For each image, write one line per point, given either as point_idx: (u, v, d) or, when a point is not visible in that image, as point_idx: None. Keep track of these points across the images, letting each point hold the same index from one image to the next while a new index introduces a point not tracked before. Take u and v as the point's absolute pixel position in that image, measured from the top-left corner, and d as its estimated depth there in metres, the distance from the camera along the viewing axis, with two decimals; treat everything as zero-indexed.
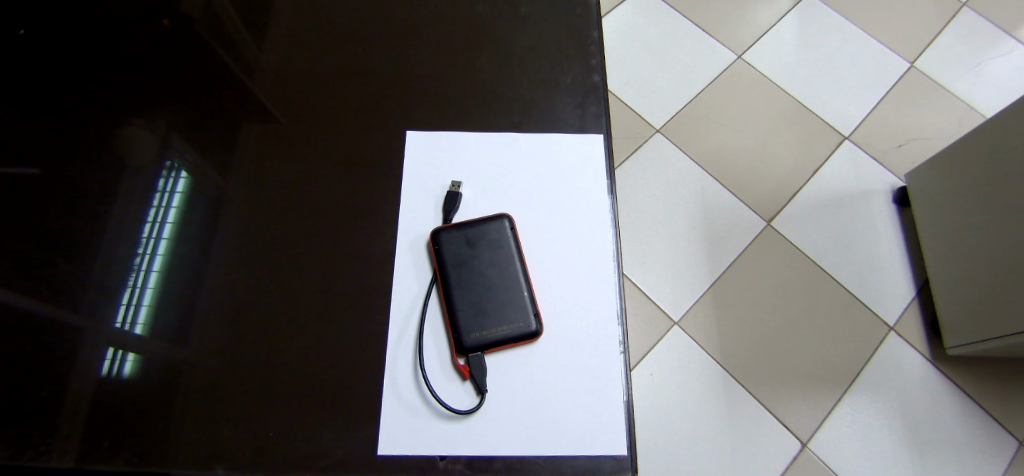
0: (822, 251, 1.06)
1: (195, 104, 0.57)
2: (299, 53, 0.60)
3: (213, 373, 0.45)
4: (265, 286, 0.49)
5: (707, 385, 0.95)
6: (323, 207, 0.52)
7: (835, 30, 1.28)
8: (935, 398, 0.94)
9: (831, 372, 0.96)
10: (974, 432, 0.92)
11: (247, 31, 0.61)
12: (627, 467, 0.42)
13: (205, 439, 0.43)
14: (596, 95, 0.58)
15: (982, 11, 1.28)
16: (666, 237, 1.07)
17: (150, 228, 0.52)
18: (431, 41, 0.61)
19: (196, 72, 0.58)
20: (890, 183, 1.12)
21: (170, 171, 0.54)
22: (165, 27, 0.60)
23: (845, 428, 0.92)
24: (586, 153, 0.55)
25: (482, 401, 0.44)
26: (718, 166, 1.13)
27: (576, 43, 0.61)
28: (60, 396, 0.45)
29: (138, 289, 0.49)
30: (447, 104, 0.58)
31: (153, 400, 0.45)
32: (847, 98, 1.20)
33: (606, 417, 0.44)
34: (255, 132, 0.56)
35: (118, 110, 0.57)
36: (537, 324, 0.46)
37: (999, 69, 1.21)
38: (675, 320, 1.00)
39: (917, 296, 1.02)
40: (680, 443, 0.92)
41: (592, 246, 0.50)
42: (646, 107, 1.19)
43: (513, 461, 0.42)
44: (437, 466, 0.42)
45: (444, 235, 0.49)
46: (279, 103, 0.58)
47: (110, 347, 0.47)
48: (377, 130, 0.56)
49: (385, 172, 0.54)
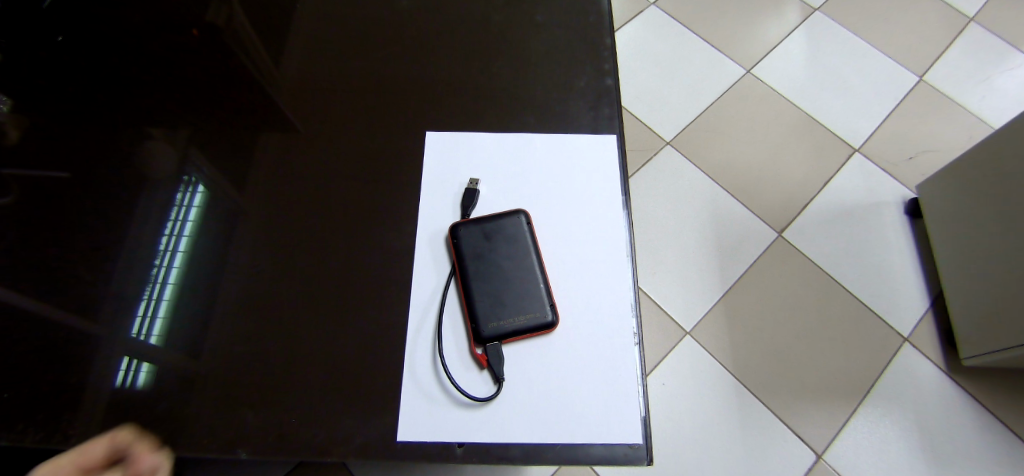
0: (833, 264, 1.05)
1: (216, 115, 0.59)
2: (323, 62, 0.63)
3: (229, 371, 0.46)
4: (284, 284, 0.50)
5: (719, 396, 0.94)
6: (341, 208, 0.54)
7: (843, 45, 1.29)
8: (953, 412, 0.92)
9: (845, 384, 0.95)
10: (995, 444, 0.90)
11: (269, 42, 0.64)
12: (641, 457, 0.43)
13: (223, 429, 0.44)
14: (609, 98, 0.60)
15: (990, 26, 1.29)
16: (676, 247, 1.07)
17: (166, 241, 0.53)
18: (449, 48, 0.64)
19: (221, 84, 0.61)
20: (902, 194, 1.12)
21: (188, 185, 0.56)
22: (192, 37, 0.63)
23: (861, 440, 0.91)
24: (600, 152, 0.56)
25: (500, 389, 0.44)
26: (729, 178, 1.14)
27: (589, 49, 0.63)
28: (76, 403, 0.46)
29: (154, 301, 0.50)
30: (465, 107, 0.60)
31: (169, 403, 0.46)
32: (857, 111, 1.21)
33: (621, 407, 0.44)
34: (275, 139, 0.58)
35: (142, 120, 0.59)
36: (552, 315, 0.46)
37: (1008, 82, 1.22)
38: (687, 330, 1.00)
39: (931, 305, 1.02)
40: (689, 455, 0.90)
41: (605, 243, 0.51)
42: (656, 119, 1.21)
43: (530, 448, 0.43)
44: (454, 453, 0.43)
45: (462, 229, 0.50)
46: (299, 110, 0.60)
47: (126, 357, 0.48)
48: (397, 133, 0.58)
49: (403, 176, 0.56)
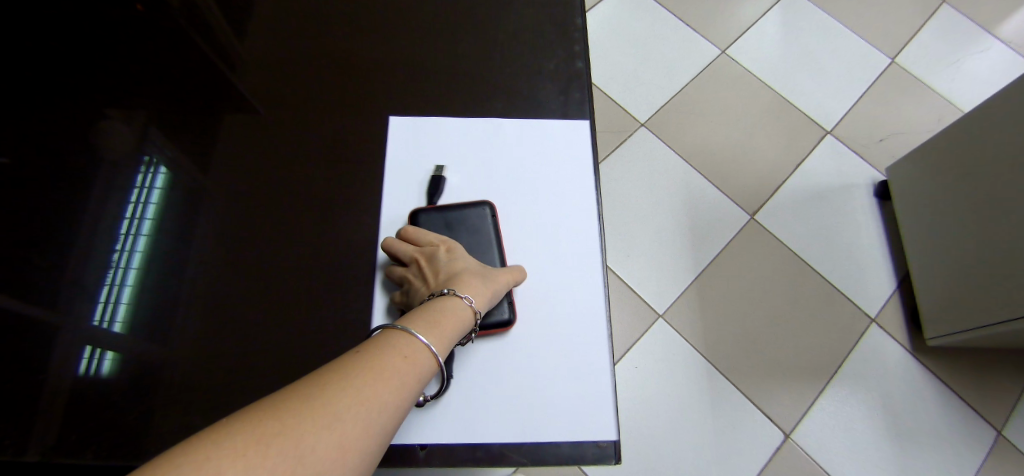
0: (807, 245, 1.07)
1: (172, 95, 0.55)
2: (280, 41, 0.59)
3: (196, 366, 0.45)
4: (257, 276, 0.49)
5: (692, 378, 0.96)
6: (311, 195, 0.52)
7: (817, 26, 1.29)
8: (916, 390, 0.96)
9: (816, 363, 0.97)
10: (953, 419, 0.94)
11: (222, 17, 0.59)
12: (610, 455, 0.43)
13: (189, 428, 0.43)
14: (580, 82, 0.58)
15: (961, 8, 1.30)
16: (652, 231, 1.07)
17: (128, 225, 0.50)
18: (416, 26, 0.61)
19: (173, 65, 0.56)
20: (872, 177, 1.13)
21: (149, 166, 0.52)
22: (138, 13, 0.58)
23: (828, 418, 0.93)
24: (574, 139, 0.55)
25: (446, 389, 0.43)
26: (704, 161, 1.13)
27: (559, 30, 0.61)
28: (33, 395, 0.43)
29: (116, 286, 0.47)
30: (431, 90, 0.57)
31: (134, 397, 0.44)
32: (830, 93, 1.21)
33: (593, 404, 0.44)
34: (239, 121, 0.55)
35: (87, 101, 0.54)
36: (509, 315, 0.45)
37: (976, 65, 1.24)
38: (661, 313, 1.00)
39: (898, 287, 1.04)
40: (663, 437, 0.92)
41: (577, 234, 0.51)
42: (631, 101, 1.19)
43: (495, 448, 0.42)
44: (416, 454, 0.42)
45: (423, 214, 0.49)
46: (259, 92, 0.56)
47: (89, 345, 0.45)
48: (364, 117, 0.56)
49: (371, 165, 0.53)
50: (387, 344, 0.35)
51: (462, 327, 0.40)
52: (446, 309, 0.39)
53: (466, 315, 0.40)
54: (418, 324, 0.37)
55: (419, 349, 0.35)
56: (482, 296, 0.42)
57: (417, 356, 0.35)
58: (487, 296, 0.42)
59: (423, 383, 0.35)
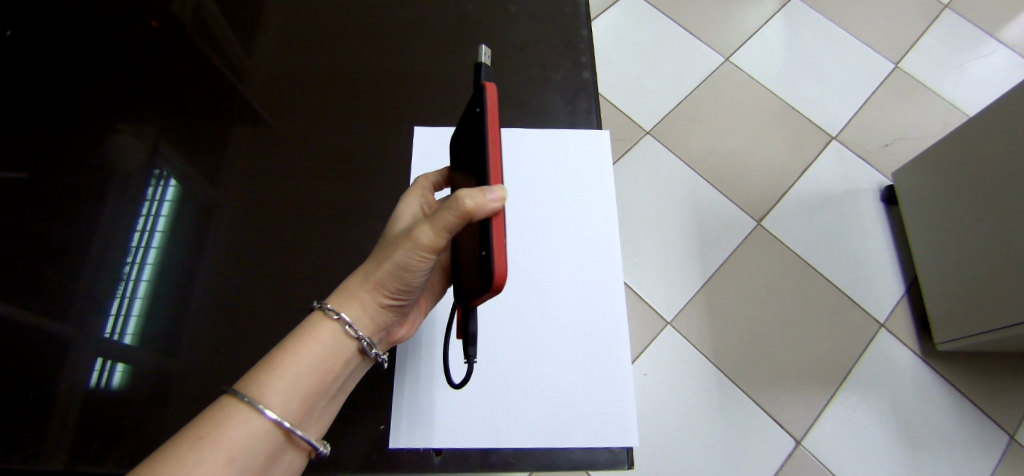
0: (812, 251, 1.07)
1: (184, 110, 0.56)
2: (292, 56, 0.60)
3: (205, 376, 0.46)
4: (265, 287, 0.49)
5: (701, 385, 0.95)
6: (319, 206, 0.53)
7: (820, 33, 1.30)
8: (927, 395, 0.95)
9: (824, 370, 0.97)
10: (966, 425, 0.93)
11: (234, 32, 0.60)
12: (622, 460, 0.45)
13: None
14: (587, 92, 0.59)
15: (965, 13, 1.30)
16: (658, 238, 1.07)
17: (139, 237, 0.51)
18: (425, 39, 0.62)
19: (186, 81, 0.57)
20: (877, 182, 1.13)
21: (160, 179, 0.53)
22: (151, 29, 0.59)
23: (838, 425, 0.93)
24: (589, 150, 0.57)
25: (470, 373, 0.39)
26: (709, 168, 1.14)
27: (565, 40, 0.62)
28: (47, 407, 0.44)
29: (127, 299, 0.48)
30: (440, 102, 0.58)
31: (144, 408, 0.45)
32: (834, 99, 1.21)
33: (613, 411, 0.46)
34: (247, 134, 0.56)
35: (102, 117, 0.55)
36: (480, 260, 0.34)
37: (981, 69, 1.24)
38: (668, 320, 1.00)
39: (906, 292, 1.04)
40: (672, 444, 0.91)
41: (593, 242, 0.53)
42: (635, 109, 1.20)
43: (510, 455, 0.45)
44: (433, 461, 0.44)
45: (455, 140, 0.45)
46: (268, 106, 0.57)
47: (99, 358, 0.46)
48: (373, 129, 0.57)
49: (379, 177, 0.55)
50: (212, 419, 0.36)
51: (319, 365, 0.40)
52: (298, 352, 0.40)
53: (328, 341, 0.41)
54: (251, 387, 0.38)
55: (243, 423, 0.36)
56: (356, 299, 0.41)
57: (242, 430, 0.36)
58: (365, 297, 0.41)
59: (256, 451, 0.36)
